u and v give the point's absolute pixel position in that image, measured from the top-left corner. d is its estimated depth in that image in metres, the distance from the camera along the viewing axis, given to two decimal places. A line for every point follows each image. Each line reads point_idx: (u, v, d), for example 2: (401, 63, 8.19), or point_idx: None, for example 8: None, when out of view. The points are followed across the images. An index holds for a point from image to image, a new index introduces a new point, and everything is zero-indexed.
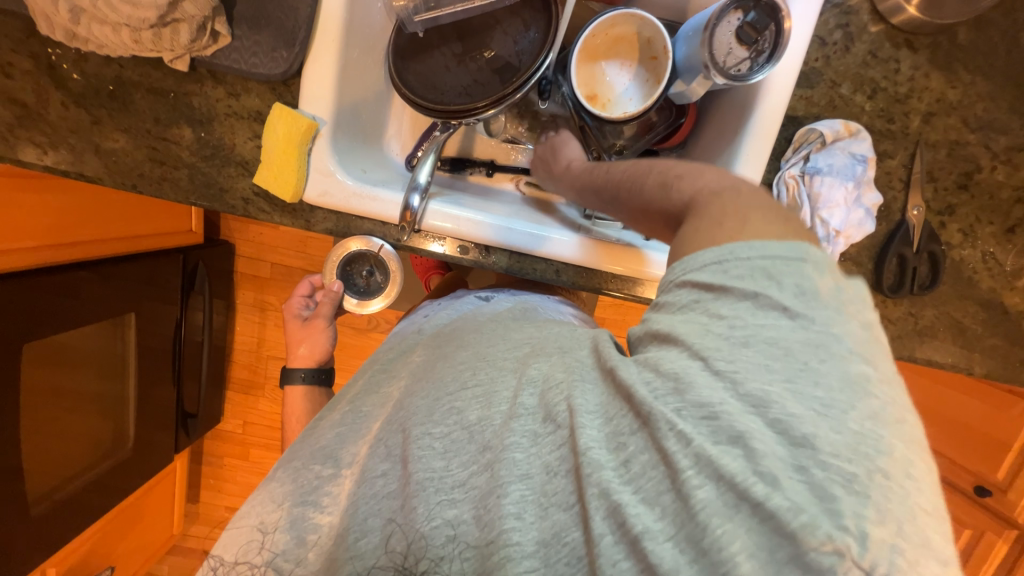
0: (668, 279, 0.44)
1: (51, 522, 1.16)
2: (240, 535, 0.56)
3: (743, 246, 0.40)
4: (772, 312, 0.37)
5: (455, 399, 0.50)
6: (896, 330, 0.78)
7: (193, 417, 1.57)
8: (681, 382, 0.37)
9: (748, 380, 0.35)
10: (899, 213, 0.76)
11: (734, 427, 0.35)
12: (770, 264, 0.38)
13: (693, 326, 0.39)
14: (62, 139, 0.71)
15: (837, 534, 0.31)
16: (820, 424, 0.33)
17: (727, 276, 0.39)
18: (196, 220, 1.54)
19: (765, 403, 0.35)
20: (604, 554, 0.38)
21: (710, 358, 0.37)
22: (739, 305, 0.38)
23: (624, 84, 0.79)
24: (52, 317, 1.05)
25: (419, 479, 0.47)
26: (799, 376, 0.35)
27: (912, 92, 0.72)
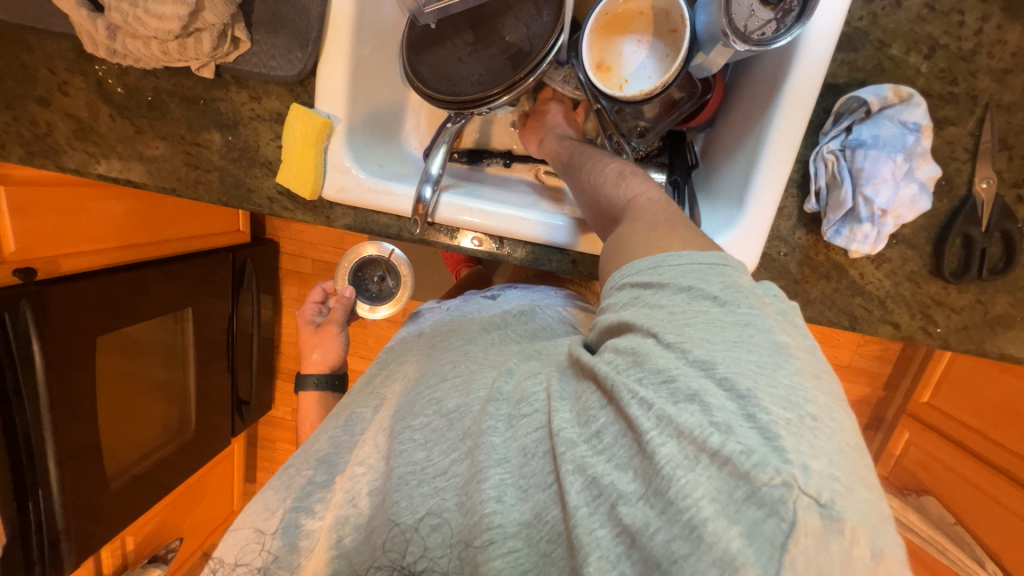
0: (614, 281, 0.48)
1: (129, 495, 1.30)
2: (238, 539, 0.56)
3: (672, 256, 0.45)
4: (703, 301, 0.40)
5: (435, 392, 0.55)
6: (960, 320, 0.70)
7: (247, 403, 1.69)
8: (638, 354, 0.39)
9: (695, 347, 0.36)
10: (965, 188, 0.66)
11: (689, 386, 0.35)
12: (697, 268, 0.43)
13: (638, 314, 0.42)
14: (112, 149, 0.77)
15: (784, 468, 0.30)
16: (757, 379, 0.34)
17: (661, 277, 0.43)
18: (243, 221, 1.65)
19: (711, 363, 0.35)
20: (582, 524, 0.37)
21: (660, 333, 0.38)
22: (673, 298, 0.41)
23: (640, 61, 0.73)
24: (123, 312, 1.17)
25: (400, 473, 0.50)
26: (734, 345, 0.36)
27: (980, 48, 0.63)
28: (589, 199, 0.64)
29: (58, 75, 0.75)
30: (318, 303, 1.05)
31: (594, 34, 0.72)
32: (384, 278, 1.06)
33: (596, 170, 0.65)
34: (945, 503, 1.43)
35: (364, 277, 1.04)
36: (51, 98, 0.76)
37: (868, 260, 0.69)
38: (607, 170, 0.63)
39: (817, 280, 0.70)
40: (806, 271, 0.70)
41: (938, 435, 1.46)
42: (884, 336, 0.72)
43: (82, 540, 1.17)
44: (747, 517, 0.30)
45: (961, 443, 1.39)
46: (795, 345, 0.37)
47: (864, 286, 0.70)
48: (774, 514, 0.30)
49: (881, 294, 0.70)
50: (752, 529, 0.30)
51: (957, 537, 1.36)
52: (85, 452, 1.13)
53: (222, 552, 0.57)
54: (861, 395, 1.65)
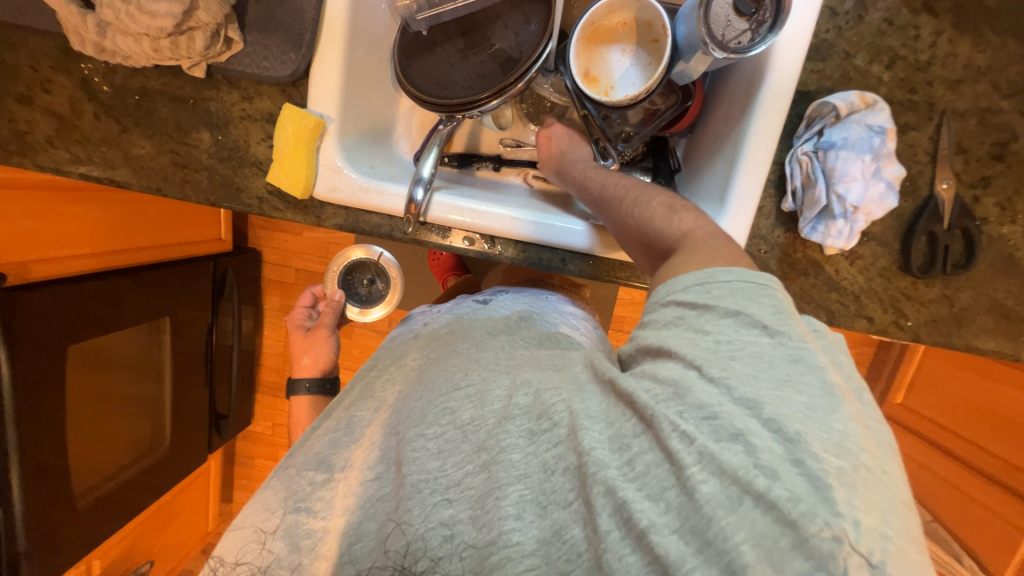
0: (655, 299, 0.50)
1: (95, 518, 1.22)
2: (238, 538, 0.54)
3: (721, 271, 0.46)
4: (752, 329, 0.41)
5: (447, 401, 0.53)
6: (929, 314, 0.74)
7: (225, 418, 1.63)
8: (679, 387, 0.40)
9: (741, 385, 0.38)
10: (927, 188, 0.71)
11: (733, 425, 0.37)
12: (745, 286, 0.44)
13: (682, 338, 0.43)
14: (95, 148, 0.76)
15: (834, 522, 0.32)
16: (808, 423, 0.36)
17: (710, 296, 0.45)
18: (225, 228, 1.62)
19: (757, 403, 0.37)
20: (611, 549, 0.39)
21: (704, 367, 0.40)
22: (720, 322, 0.43)
23: (625, 68, 0.77)
24: (95, 322, 1.12)
25: (413, 481, 0.49)
26: (783, 385, 0.37)
27: (935, 60, 0.68)
28: (622, 225, 0.65)
29: (41, 73, 0.74)
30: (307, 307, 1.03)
31: (579, 43, 0.75)
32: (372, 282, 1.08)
33: (635, 203, 0.64)
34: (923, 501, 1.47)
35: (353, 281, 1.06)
36: (32, 95, 0.75)
37: (842, 257, 0.73)
38: (653, 206, 0.62)
39: (796, 276, 0.73)
40: (786, 267, 0.73)
41: (912, 434, 1.51)
42: (859, 330, 0.75)
43: (44, 565, 1.10)
44: (794, 568, 0.33)
45: (933, 442, 1.44)
46: (844, 387, 0.38)
47: (840, 282, 0.74)
48: (822, 568, 0.32)
49: (855, 289, 0.74)
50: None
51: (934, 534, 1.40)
52: (51, 470, 1.07)
53: (221, 551, 0.55)
54: None
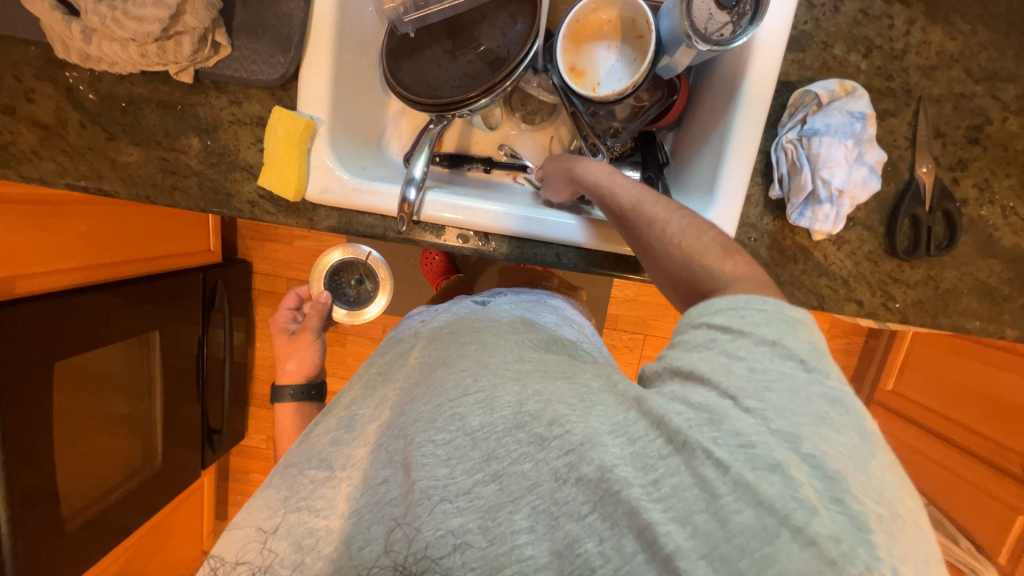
0: (686, 319, 0.50)
1: (86, 540, 1.19)
2: (237, 537, 0.54)
3: (756, 299, 0.46)
4: (790, 361, 0.42)
5: (456, 406, 0.50)
6: (916, 296, 0.76)
7: (218, 433, 1.61)
8: (715, 413, 0.40)
9: (779, 419, 0.39)
10: (908, 172, 0.73)
11: (771, 456, 0.37)
12: (781, 314, 0.45)
13: (718, 361, 0.43)
14: (82, 157, 0.75)
15: (873, 564, 0.34)
16: (848, 464, 0.38)
17: (744, 320, 0.45)
18: (214, 239, 1.60)
19: (796, 438, 0.38)
20: (636, 571, 0.39)
21: (740, 397, 0.41)
22: (758, 349, 0.43)
23: (611, 64, 0.78)
24: (82, 338, 1.09)
25: (422, 488, 0.46)
26: (822, 422, 0.39)
27: (909, 48, 0.70)
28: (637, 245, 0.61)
29: (24, 83, 0.73)
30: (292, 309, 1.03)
31: (566, 40, 0.76)
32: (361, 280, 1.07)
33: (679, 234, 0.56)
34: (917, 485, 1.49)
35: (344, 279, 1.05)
36: (15, 106, 0.74)
37: (830, 242, 0.74)
38: (704, 241, 0.55)
39: (786, 263, 0.75)
40: (776, 254, 0.75)
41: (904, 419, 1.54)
42: (850, 314, 0.77)
43: None
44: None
45: (924, 426, 1.47)
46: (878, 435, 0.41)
47: (829, 267, 0.75)
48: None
49: (844, 274, 0.75)
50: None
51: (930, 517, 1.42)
52: (38, 492, 1.04)
53: (219, 550, 0.54)
54: None
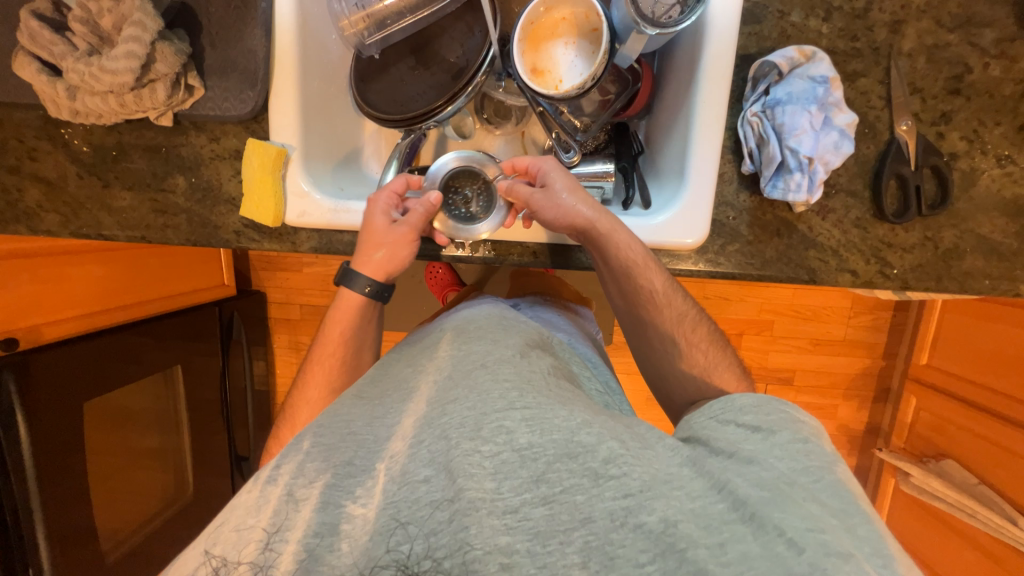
0: (708, 417, 0.57)
1: (124, 570, 1.23)
2: (241, 529, 0.48)
3: (778, 405, 0.55)
4: (824, 461, 0.49)
5: (503, 419, 0.50)
6: (914, 259, 0.72)
7: (246, 460, 1.65)
8: (779, 494, 0.45)
9: (834, 513, 0.44)
10: (887, 132, 0.70)
11: (843, 547, 0.40)
12: (801, 423, 0.53)
13: (759, 452, 0.50)
14: (82, 206, 0.80)
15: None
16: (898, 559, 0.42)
17: (769, 422, 0.53)
18: (227, 274, 1.67)
19: (862, 537, 0.42)
20: None
21: (793, 485, 0.46)
22: (790, 445, 0.50)
23: (569, 60, 0.78)
24: (109, 375, 1.16)
25: (470, 499, 0.45)
26: (866, 519, 0.44)
27: (871, 5, 0.68)
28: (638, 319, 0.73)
29: (26, 142, 0.79)
30: (397, 197, 0.74)
31: (523, 42, 0.77)
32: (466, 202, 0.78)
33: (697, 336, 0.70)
34: (964, 463, 1.39)
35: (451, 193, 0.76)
36: (20, 165, 0.80)
37: (813, 213, 0.72)
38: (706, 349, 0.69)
39: (769, 238, 0.73)
40: (757, 231, 0.73)
41: (944, 395, 1.44)
42: (845, 285, 0.73)
43: None
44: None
45: (966, 399, 1.38)
46: None
47: (816, 238, 0.72)
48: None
49: (832, 243, 0.72)
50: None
51: (982, 497, 1.31)
52: (75, 529, 1.09)
53: (218, 549, 0.47)
54: (862, 369, 1.64)
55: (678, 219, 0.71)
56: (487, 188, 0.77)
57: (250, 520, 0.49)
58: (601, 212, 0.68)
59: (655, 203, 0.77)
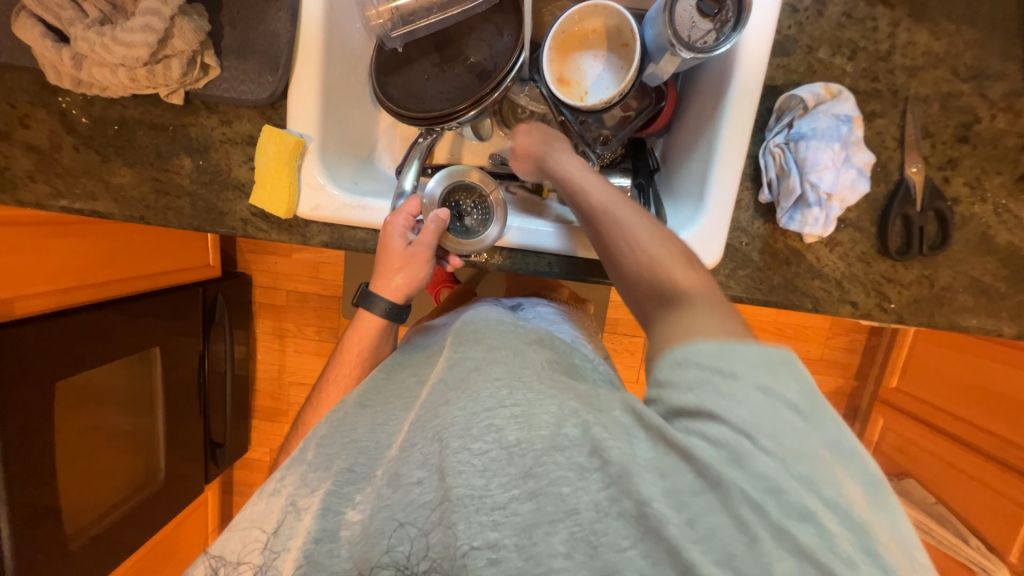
0: (667, 362, 0.48)
1: (91, 556, 1.18)
2: (236, 534, 0.49)
3: (741, 345, 0.45)
4: (787, 402, 0.41)
5: (492, 416, 0.46)
6: (910, 295, 0.75)
7: (221, 446, 1.60)
8: (736, 451, 0.40)
9: (797, 462, 0.39)
10: (898, 172, 0.73)
11: (804, 505, 0.37)
12: (768, 363, 0.43)
13: (719, 407, 0.42)
14: (76, 180, 0.76)
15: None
16: (869, 512, 0.38)
17: (728, 362, 0.44)
18: (213, 254, 1.59)
19: (817, 485, 0.38)
20: None
21: (758, 439, 0.40)
22: (753, 391, 0.42)
23: (597, 72, 0.78)
24: (86, 355, 1.10)
25: (457, 500, 0.42)
26: (837, 465, 0.40)
27: (895, 49, 0.70)
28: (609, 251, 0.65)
29: (18, 108, 0.74)
30: (411, 217, 0.72)
31: (552, 51, 0.76)
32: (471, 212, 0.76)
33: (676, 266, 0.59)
34: (926, 483, 1.46)
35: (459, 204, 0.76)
36: (10, 131, 0.75)
37: (822, 244, 0.74)
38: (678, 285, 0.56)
39: (778, 266, 0.75)
40: (768, 258, 0.75)
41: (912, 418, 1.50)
42: (845, 315, 0.76)
43: None
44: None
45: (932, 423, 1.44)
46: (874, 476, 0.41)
47: (822, 269, 0.75)
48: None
49: (837, 275, 0.75)
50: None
51: (940, 516, 1.39)
52: (39, 514, 1.04)
53: (219, 549, 0.48)
54: (836, 387, 1.67)
55: (695, 240, 0.72)
56: (486, 202, 0.76)
57: (252, 529, 0.48)
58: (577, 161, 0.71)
59: (671, 220, 0.77)
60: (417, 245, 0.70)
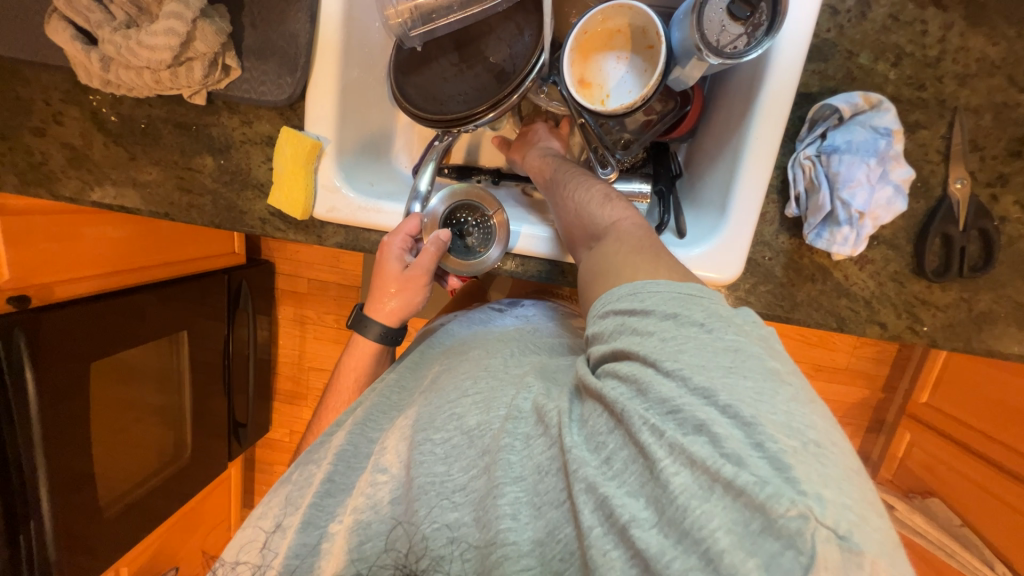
0: (597, 314, 0.52)
1: (124, 525, 1.25)
2: (241, 540, 0.59)
3: (651, 283, 0.49)
4: (691, 327, 0.43)
5: (454, 407, 0.55)
6: (946, 319, 0.71)
7: (244, 427, 1.64)
8: (641, 382, 0.41)
9: (694, 375, 0.39)
10: (940, 188, 0.68)
11: (696, 416, 0.37)
12: (672, 293, 0.47)
13: (629, 343, 0.45)
14: (106, 176, 0.78)
15: (799, 499, 0.32)
16: (759, 407, 0.37)
17: (640, 300, 0.47)
18: (238, 242, 1.62)
19: (712, 392, 0.38)
20: (595, 545, 0.39)
21: (659, 362, 0.41)
22: (654, 322, 0.45)
23: (619, 75, 0.74)
24: (119, 337, 1.14)
25: (421, 483, 0.50)
26: (730, 372, 0.39)
27: (945, 54, 0.65)
28: (571, 218, 0.68)
29: (53, 106, 0.77)
30: (410, 238, 0.73)
31: (573, 52, 0.73)
32: (473, 230, 0.76)
33: (623, 225, 0.62)
34: (951, 503, 1.36)
35: (465, 220, 0.76)
36: (46, 128, 0.78)
37: (851, 262, 0.70)
38: (621, 240, 0.59)
39: (803, 282, 0.71)
40: (792, 273, 0.71)
41: (941, 436, 1.41)
42: (872, 336, 0.72)
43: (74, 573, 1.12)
44: (764, 550, 0.32)
45: (962, 442, 1.35)
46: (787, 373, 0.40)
47: (849, 287, 0.71)
48: (792, 547, 0.31)
49: (866, 294, 0.71)
50: (769, 562, 0.31)
51: (964, 539, 1.29)
52: (78, 481, 1.10)
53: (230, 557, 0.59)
54: (861, 398, 1.59)
55: (715, 253, 0.69)
56: (488, 223, 0.75)
57: (249, 540, 0.58)
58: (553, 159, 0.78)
59: (691, 231, 0.74)
60: (412, 270, 0.72)
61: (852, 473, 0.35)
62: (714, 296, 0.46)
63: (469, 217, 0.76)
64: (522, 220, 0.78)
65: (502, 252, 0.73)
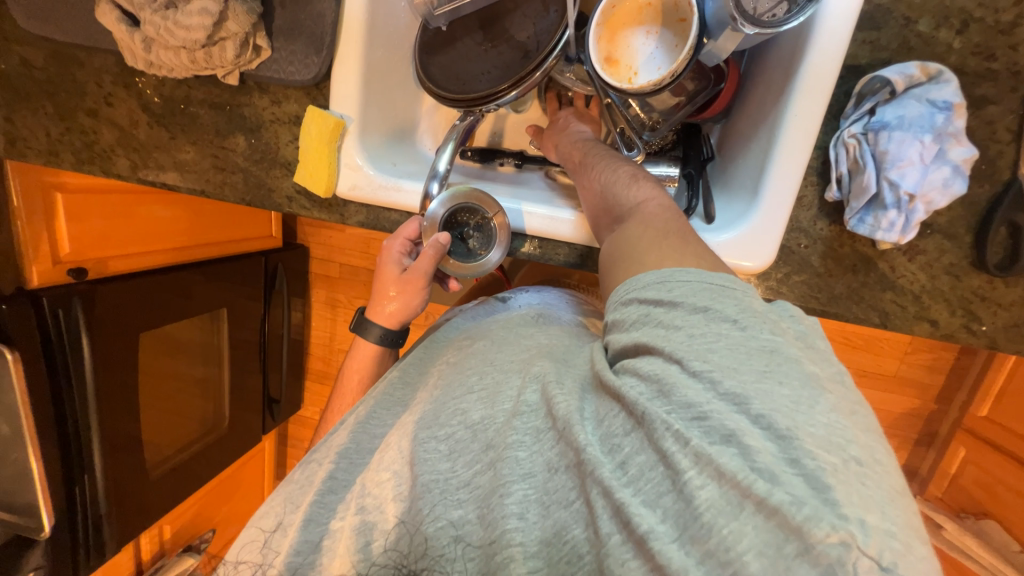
0: (619, 300, 0.48)
1: (168, 485, 1.34)
2: (243, 539, 0.60)
3: (682, 272, 0.45)
4: (721, 324, 0.40)
5: (460, 403, 0.55)
6: (1009, 317, 0.64)
7: (277, 402, 1.72)
8: (664, 384, 0.39)
9: (725, 379, 0.37)
10: (1009, 172, 0.61)
11: (725, 425, 0.35)
12: (701, 288, 0.43)
13: (654, 336, 0.42)
14: (150, 155, 0.83)
15: (840, 524, 0.30)
16: (796, 417, 0.34)
17: (670, 293, 0.44)
18: (275, 226, 1.68)
19: (745, 399, 0.36)
20: (612, 554, 0.37)
21: (686, 361, 0.39)
22: (686, 318, 0.42)
23: (650, 51, 0.69)
24: (165, 312, 1.21)
25: (425, 481, 0.50)
26: (764, 377, 0.36)
27: (1021, 19, 0.58)
28: (597, 200, 0.66)
29: (104, 88, 0.82)
30: (409, 242, 0.74)
31: (600, 28, 0.70)
32: (472, 233, 0.75)
33: (648, 207, 0.59)
34: (1009, 527, 1.23)
35: (466, 225, 0.75)
36: (98, 109, 0.83)
37: (899, 251, 0.64)
38: (646, 222, 0.56)
39: (842, 273, 0.66)
40: (831, 264, 0.66)
41: (1003, 453, 1.27)
42: (921, 334, 0.66)
43: (124, 526, 1.21)
44: None
45: None
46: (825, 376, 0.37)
47: (896, 280, 0.65)
48: (829, 575, 0.30)
49: (915, 288, 0.65)
50: None
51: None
52: (127, 442, 1.17)
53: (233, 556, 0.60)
54: (912, 409, 1.46)
55: (745, 240, 0.65)
56: (488, 225, 0.73)
57: (253, 537, 0.59)
58: (580, 142, 0.76)
59: (718, 217, 0.70)
60: (410, 274, 0.73)
61: (897, 496, 0.33)
62: (753, 292, 0.43)
63: (469, 219, 0.75)
64: (541, 201, 0.77)
65: (502, 254, 0.72)
